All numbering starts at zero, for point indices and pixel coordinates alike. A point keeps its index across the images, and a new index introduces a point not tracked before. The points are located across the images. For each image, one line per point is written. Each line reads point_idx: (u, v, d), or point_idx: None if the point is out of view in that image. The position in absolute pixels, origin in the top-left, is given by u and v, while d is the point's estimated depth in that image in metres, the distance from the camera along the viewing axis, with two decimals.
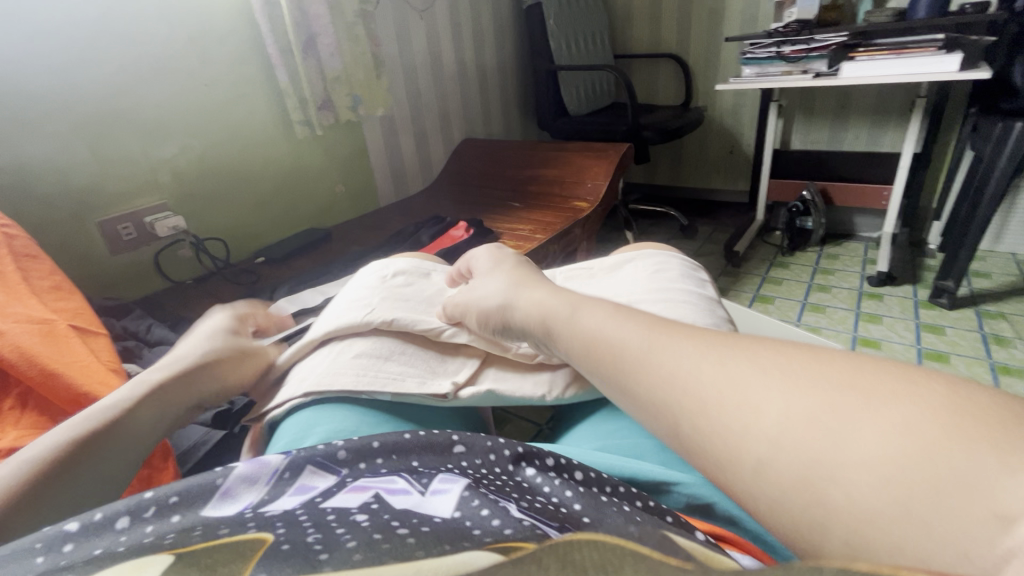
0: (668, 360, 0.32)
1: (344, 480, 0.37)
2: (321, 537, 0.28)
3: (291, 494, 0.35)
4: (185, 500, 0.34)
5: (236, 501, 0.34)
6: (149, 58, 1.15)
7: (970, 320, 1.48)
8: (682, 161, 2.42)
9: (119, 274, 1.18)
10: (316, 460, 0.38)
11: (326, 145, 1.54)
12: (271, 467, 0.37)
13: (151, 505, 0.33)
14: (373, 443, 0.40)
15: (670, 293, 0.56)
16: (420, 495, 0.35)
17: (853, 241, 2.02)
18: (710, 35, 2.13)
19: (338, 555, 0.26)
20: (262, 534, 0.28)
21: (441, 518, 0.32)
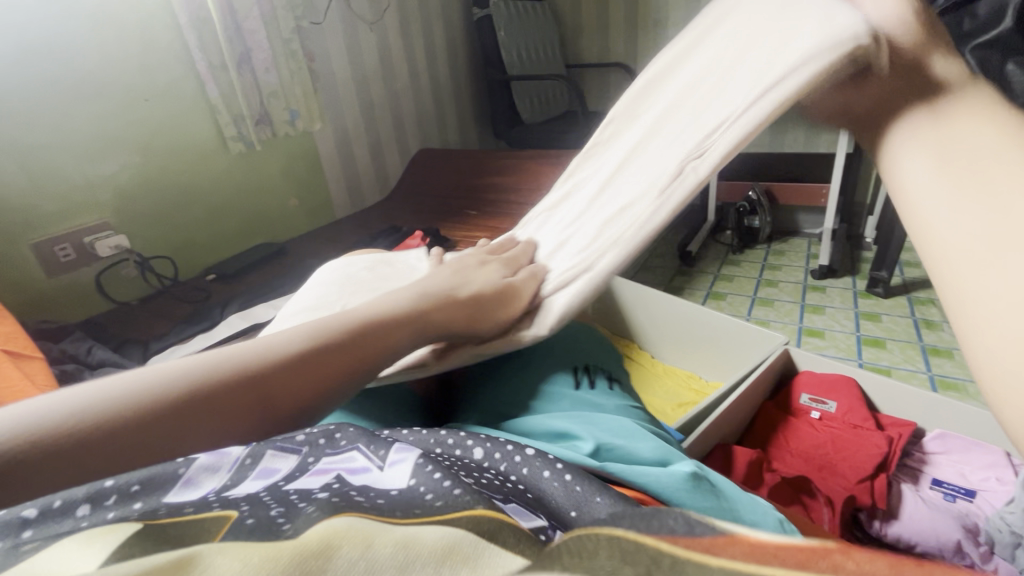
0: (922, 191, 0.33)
1: (305, 462, 0.37)
2: (284, 510, 0.29)
3: (253, 478, 0.35)
4: (147, 488, 0.33)
5: (198, 488, 0.33)
6: (83, 72, 1.11)
7: (903, 306, 1.59)
8: None
9: (58, 296, 1.13)
10: (276, 445, 0.38)
11: (278, 156, 1.52)
12: (232, 456, 0.36)
13: (112, 493, 0.32)
14: (331, 426, 0.40)
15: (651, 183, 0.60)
16: (379, 470, 0.36)
17: (797, 238, 2.13)
18: (655, 44, 2.23)
19: (301, 521, 0.28)
20: (226, 511, 0.29)
21: (397, 490, 0.33)
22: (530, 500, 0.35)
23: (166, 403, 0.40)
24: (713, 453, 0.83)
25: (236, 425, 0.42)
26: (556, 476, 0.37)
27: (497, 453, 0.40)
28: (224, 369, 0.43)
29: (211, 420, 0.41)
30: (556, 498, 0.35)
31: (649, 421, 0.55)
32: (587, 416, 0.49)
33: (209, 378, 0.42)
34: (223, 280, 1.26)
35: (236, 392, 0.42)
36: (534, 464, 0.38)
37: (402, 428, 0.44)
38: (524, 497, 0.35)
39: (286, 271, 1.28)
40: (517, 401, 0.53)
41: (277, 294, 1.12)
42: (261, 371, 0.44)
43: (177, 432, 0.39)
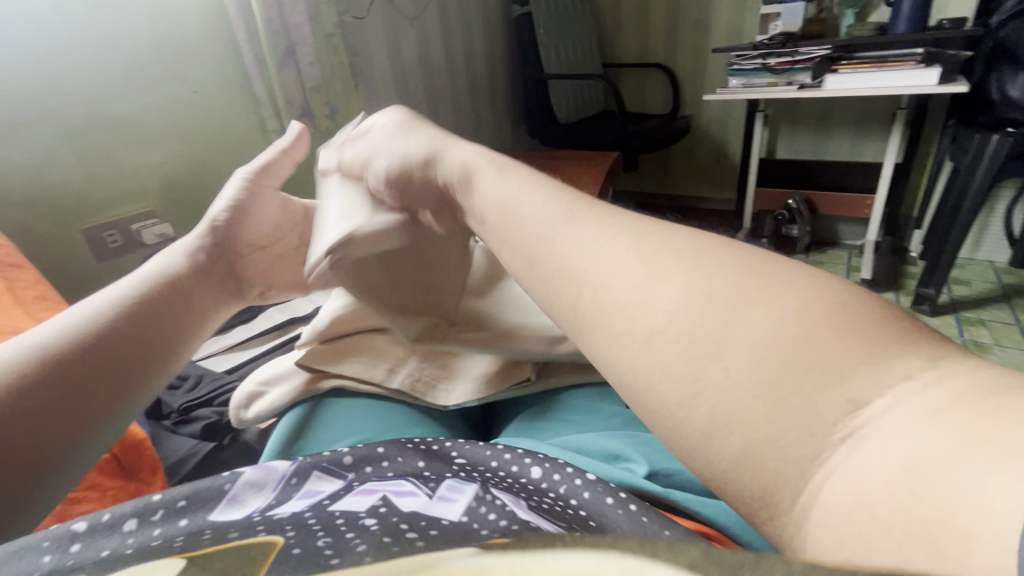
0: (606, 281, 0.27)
1: (351, 485, 0.37)
2: (332, 542, 0.28)
3: (298, 498, 0.35)
4: (193, 504, 0.34)
5: (243, 506, 0.34)
6: (136, 64, 1.14)
7: (950, 326, 1.52)
8: (671, 168, 2.45)
9: (104, 280, 1.16)
10: (322, 466, 0.39)
11: (316, 149, 1.53)
12: (278, 474, 0.38)
13: (159, 509, 0.33)
14: (378, 450, 0.41)
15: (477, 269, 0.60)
16: (427, 499, 0.35)
17: (837, 249, 2.06)
18: (697, 45, 2.17)
19: (349, 558, 0.26)
20: (271, 536, 0.28)
21: (448, 521, 0.32)
22: (592, 528, 0.34)
23: (65, 373, 0.38)
24: None
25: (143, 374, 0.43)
26: (619, 504, 0.35)
27: (555, 474, 0.39)
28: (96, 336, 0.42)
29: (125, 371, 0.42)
30: (620, 526, 0.34)
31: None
32: (639, 437, 0.47)
33: (98, 346, 0.41)
34: None
35: (119, 349, 0.42)
36: (595, 489, 0.37)
37: (459, 440, 0.43)
38: (585, 523, 0.34)
39: None
40: (564, 416, 0.51)
41: None
42: (134, 327, 0.44)
43: (100, 395, 0.39)
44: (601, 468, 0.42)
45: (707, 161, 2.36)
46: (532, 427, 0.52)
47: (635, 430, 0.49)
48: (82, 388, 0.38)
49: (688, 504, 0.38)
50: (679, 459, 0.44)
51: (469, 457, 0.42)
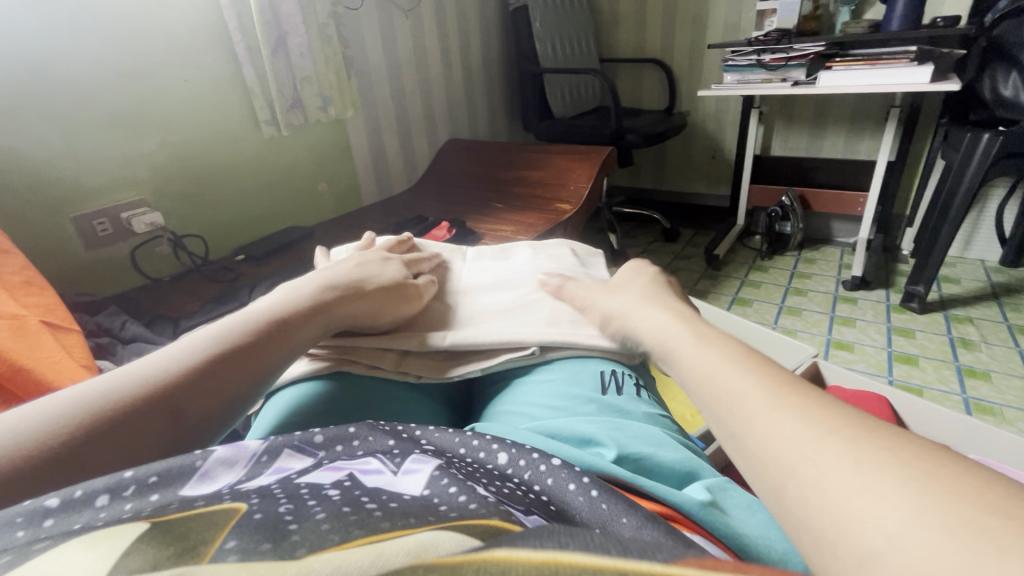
0: (748, 411, 0.34)
1: (321, 462, 0.39)
2: (293, 508, 0.29)
3: (268, 474, 0.36)
4: (166, 479, 0.34)
5: (214, 482, 0.35)
6: (126, 51, 1.13)
7: (939, 323, 1.53)
8: (666, 164, 2.46)
9: (94, 268, 1.16)
10: (293, 444, 0.40)
11: (309, 139, 1.53)
12: (249, 451, 0.38)
13: (130, 484, 0.33)
14: (349, 429, 0.42)
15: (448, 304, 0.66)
16: (392, 475, 0.36)
17: (830, 246, 2.07)
18: (694, 40, 2.17)
19: (306, 525, 0.27)
20: (235, 504, 0.30)
21: (410, 496, 0.33)
22: (553, 513, 0.35)
23: (192, 375, 0.41)
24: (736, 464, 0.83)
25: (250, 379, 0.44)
26: (581, 490, 0.37)
27: (520, 460, 0.40)
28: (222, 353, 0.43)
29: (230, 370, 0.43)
30: (580, 512, 0.35)
31: (680, 432, 0.53)
32: (613, 422, 0.48)
33: (224, 352, 0.44)
34: (251, 261, 1.27)
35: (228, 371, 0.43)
36: (559, 475, 0.38)
37: (428, 425, 0.44)
38: (547, 508, 0.36)
39: (311, 256, 1.29)
40: (540, 402, 0.52)
41: (303, 277, 1.13)
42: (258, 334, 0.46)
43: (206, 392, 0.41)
44: (565, 449, 0.43)
45: (702, 158, 2.36)
46: (508, 412, 0.53)
47: (610, 416, 0.50)
48: (191, 387, 0.40)
49: (658, 491, 0.39)
50: (653, 446, 0.45)
51: (437, 443, 0.42)
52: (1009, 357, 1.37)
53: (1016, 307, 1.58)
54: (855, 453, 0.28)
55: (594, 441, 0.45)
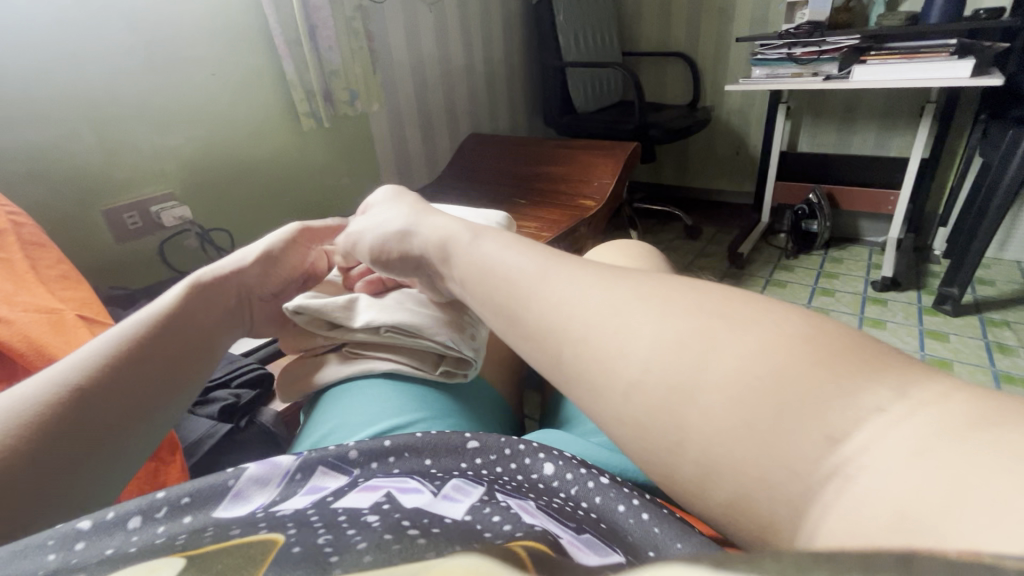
0: (555, 292, 0.33)
1: (355, 481, 0.38)
2: (333, 538, 0.29)
3: (302, 495, 0.36)
4: (197, 501, 0.34)
5: (248, 502, 0.35)
6: (156, 45, 1.14)
7: (974, 327, 1.48)
8: (688, 160, 2.42)
9: (124, 262, 1.17)
10: (328, 461, 0.39)
11: (333, 133, 1.52)
12: (283, 469, 0.38)
13: (162, 506, 0.33)
14: (386, 442, 0.41)
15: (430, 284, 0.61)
16: (431, 497, 0.36)
17: (858, 245, 2.01)
18: (720, 33, 2.12)
19: (348, 557, 0.27)
20: (272, 534, 0.29)
21: (451, 520, 0.33)
22: (604, 532, 0.35)
23: (107, 397, 0.40)
24: None
25: (166, 394, 0.45)
26: (631, 512, 0.35)
27: (567, 473, 0.39)
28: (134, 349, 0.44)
29: (153, 385, 0.44)
30: (630, 535, 0.34)
31: None
32: None
33: (139, 349, 0.44)
34: None
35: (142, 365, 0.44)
36: (607, 493, 0.37)
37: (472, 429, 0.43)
38: (595, 527, 0.35)
39: None
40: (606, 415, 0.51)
41: None
42: (166, 340, 0.47)
43: (128, 408, 0.41)
44: (631, 467, 0.43)
45: (726, 154, 2.32)
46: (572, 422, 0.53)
47: None
48: (110, 408, 0.40)
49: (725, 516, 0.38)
50: None
51: (482, 442, 0.41)
52: None
53: None
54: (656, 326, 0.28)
55: None
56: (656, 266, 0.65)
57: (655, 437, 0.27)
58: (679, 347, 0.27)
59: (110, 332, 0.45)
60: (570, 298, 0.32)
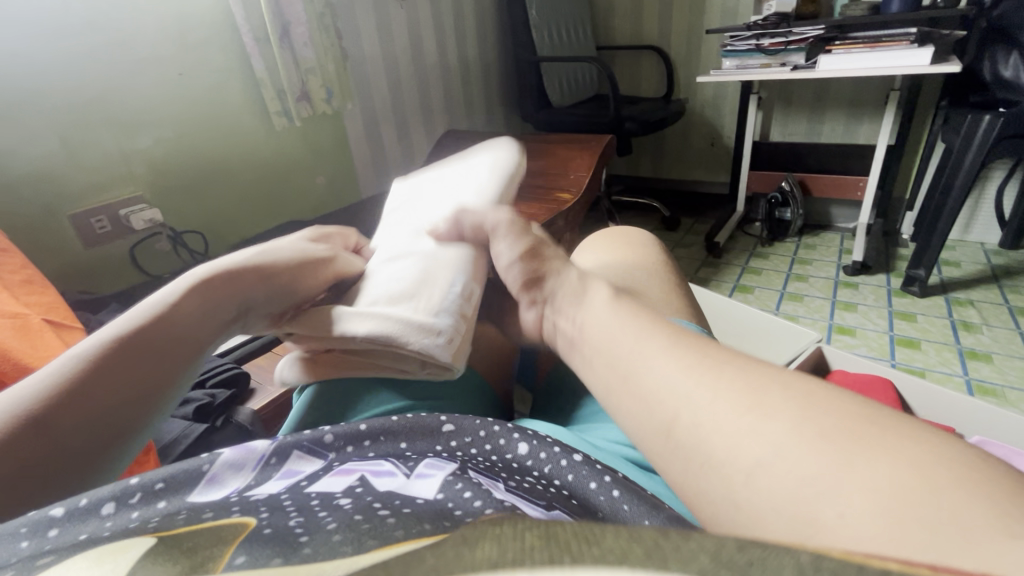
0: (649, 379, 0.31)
1: (331, 464, 0.39)
2: (303, 520, 0.30)
3: (276, 479, 0.37)
4: (172, 486, 0.35)
5: (222, 486, 0.36)
6: (120, 45, 1.11)
7: (940, 307, 1.53)
8: (664, 152, 2.45)
9: (94, 267, 1.15)
10: (302, 446, 0.40)
11: (308, 132, 1.51)
12: (257, 454, 0.39)
13: (136, 491, 0.33)
14: (361, 426, 0.41)
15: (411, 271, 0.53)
16: (405, 478, 0.37)
17: (830, 232, 2.06)
18: (691, 26, 2.15)
19: (318, 537, 0.27)
20: (244, 518, 0.30)
21: (423, 500, 0.34)
22: (575, 507, 0.36)
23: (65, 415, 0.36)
24: None
25: (144, 410, 0.40)
26: (602, 489, 0.37)
27: (540, 452, 0.40)
28: (101, 358, 0.39)
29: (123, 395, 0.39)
30: (601, 509, 0.36)
31: None
32: None
33: (110, 357, 0.40)
34: None
35: (114, 376, 0.39)
36: (580, 471, 0.38)
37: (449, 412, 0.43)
38: (568, 502, 0.36)
39: None
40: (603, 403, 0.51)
41: None
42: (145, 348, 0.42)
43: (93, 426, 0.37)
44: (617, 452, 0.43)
45: (701, 145, 2.35)
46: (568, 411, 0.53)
47: None
48: (73, 425, 0.36)
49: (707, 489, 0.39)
50: None
51: (458, 425, 0.42)
52: (1009, 339, 1.38)
53: (1017, 288, 1.58)
54: (780, 412, 0.26)
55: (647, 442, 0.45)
56: (633, 250, 0.66)
57: (774, 523, 0.23)
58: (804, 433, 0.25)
59: (87, 340, 0.41)
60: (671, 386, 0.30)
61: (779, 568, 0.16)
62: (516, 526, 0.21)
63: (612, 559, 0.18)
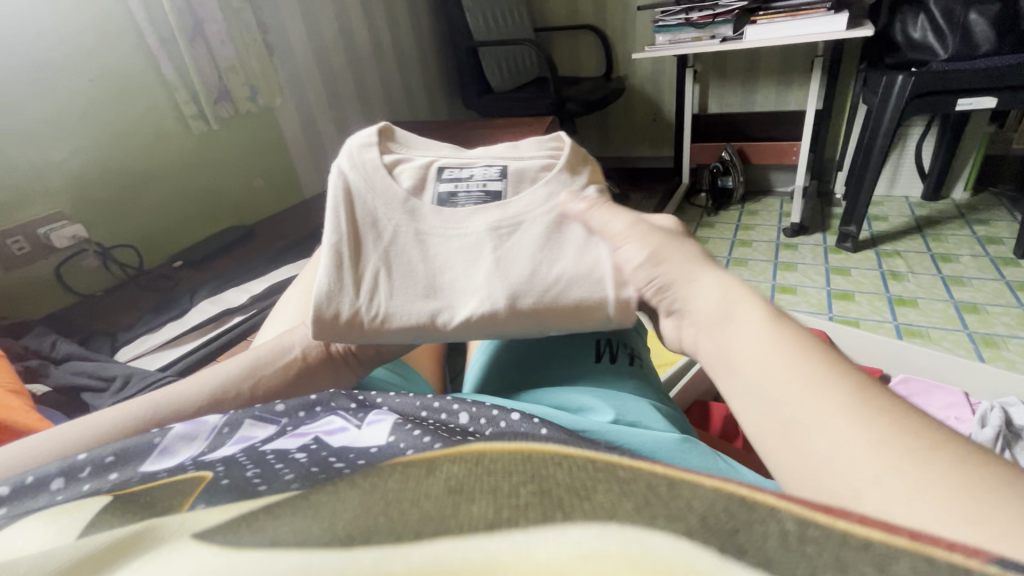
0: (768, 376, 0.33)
1: (284, 429, 0.39)
2: (260, 471, 0.31)
3: (231, 444, 0.36)
4: (122, 458, 0.34)
5: (175, 456, 0.35)
6: (20, 52, 1.04)
7: (871, 260, 1.63)
8: (609, 131, 2.48)
9: (16, 292, 1.08)
10: (254, 415, 0.40)
11: (240, 132, 1.46)
12: (209, 426, 0.38)
13: (86, 466, 0.34)
14: (311, 396, 0.42)
15: (419, 252, 0.47)
16: (356, 429, 0.38)
17: (770, 197, 2.15)
18: (624, 3, 2.18)
19: (276, 485, 0.29)
20: (201, 472, 0.31)
21: (376, 448, 0.34)
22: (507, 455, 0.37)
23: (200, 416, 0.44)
24: (692, 410, 0.90)
25: None
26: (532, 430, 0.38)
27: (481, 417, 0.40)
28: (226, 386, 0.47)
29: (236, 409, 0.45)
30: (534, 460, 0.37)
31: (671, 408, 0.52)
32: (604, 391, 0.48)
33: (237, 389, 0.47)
34: (191, 267, 1.20)
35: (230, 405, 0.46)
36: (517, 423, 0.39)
37: (388, 392, 0.44)
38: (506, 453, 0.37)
39: (256, 254, 1.23)
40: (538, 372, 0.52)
41: (246, 278, 1.08)
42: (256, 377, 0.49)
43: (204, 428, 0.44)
44: (542, 411, 0.44)
45: (643, 121, 2.40)
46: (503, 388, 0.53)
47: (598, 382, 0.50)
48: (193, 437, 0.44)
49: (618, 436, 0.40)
50: (627, 405, 0.46)
51: (396, 406, 0.42)
52: (932, 283, 1.48)
53: (938, 237, 1.70)
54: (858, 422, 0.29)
55: (572, 406, 0.46)
56: None
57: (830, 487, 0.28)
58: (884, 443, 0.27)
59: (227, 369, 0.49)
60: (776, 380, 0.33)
61: (764, 532, 0.19)
62: (509, 483, 0.24)
63: (603, 514, 0.21)
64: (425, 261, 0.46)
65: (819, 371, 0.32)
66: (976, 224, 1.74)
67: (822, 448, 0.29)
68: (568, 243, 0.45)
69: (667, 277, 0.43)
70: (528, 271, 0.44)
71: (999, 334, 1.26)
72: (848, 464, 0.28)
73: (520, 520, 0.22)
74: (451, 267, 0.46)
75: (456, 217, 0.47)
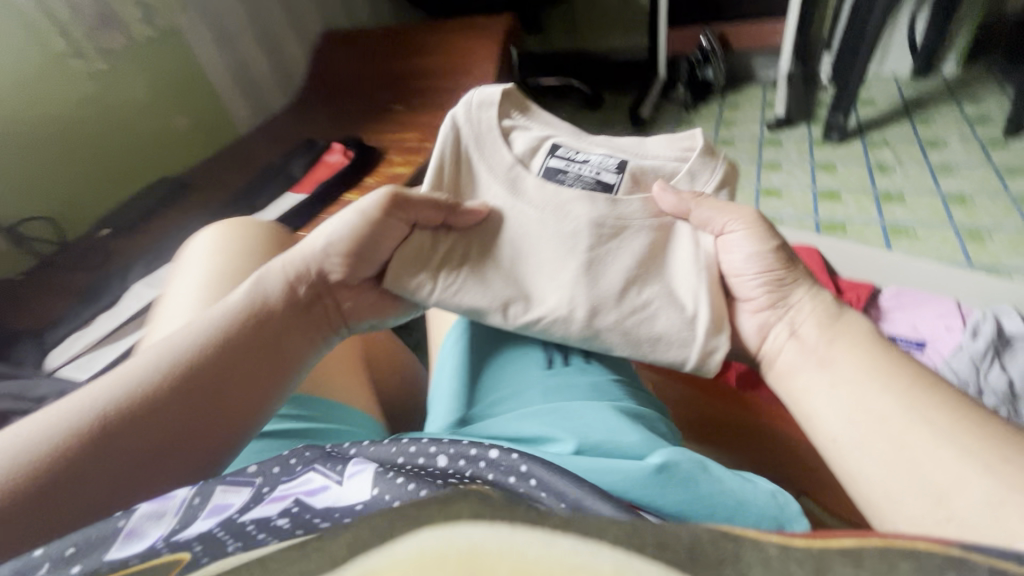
0: (859, 397, 0.43)
1: (261, 490, 0.33)
2: (243, 545, 0.26)
3: (206, 516, 0.30)
4: (82, 551, 0.27)
5: (143, 540, 0.28)
6: None
7: (858, 152, 1.55)
8: (575, 19, 2.21)
9: None
10: (227, 479, 0.33)
11: (144, 65, 1.24)
12: (179, 498, 0.31)
13: (40, 564, 0.27)
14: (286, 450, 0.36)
15: (521, 240, 0.56)
16: (340, 484, 0.32)
17: (752, 86, 1.99)
18: None
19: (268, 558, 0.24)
20: (178, 554, 0.26)
21: (363, 502, 0.30)
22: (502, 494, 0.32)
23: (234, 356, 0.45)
24: None
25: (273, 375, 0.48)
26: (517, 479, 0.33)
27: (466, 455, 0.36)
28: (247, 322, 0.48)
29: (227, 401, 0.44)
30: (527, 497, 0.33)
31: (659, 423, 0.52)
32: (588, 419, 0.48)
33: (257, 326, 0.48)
34: (120, 234, 1.05)
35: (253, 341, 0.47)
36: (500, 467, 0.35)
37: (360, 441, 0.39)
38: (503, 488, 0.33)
39: (193, 212, 1.09)
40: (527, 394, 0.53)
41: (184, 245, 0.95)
42: (238, 345, 0.46)
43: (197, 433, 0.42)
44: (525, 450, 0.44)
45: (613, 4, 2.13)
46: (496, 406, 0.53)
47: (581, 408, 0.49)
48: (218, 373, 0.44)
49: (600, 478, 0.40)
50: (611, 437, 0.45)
51: (373, 456, 0.37)
52: (920, 175, 1.42)
53: (927, 120, 1.61)
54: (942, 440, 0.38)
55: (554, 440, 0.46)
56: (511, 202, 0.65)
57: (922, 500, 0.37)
58: (963, 456, 0.36)
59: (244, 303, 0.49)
60: (860, 400, 0.43)
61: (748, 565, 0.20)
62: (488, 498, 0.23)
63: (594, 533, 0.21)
64: (530, 243, 0.56)
65: (905, 385, 0.42)
66: (965, 102, 1.65)
67: (910, 463, 0.38)
68: (674, 260, 0.56)
69: (765, 273, 0.52)
70: (617, 288, 0.53)
71: (985, 227, 1.24)
72: (936, 478, 0.37)
73: (515, 514, 0.22)
74: (536, 258, 0.55)
75: (560, 197, 0.57)
